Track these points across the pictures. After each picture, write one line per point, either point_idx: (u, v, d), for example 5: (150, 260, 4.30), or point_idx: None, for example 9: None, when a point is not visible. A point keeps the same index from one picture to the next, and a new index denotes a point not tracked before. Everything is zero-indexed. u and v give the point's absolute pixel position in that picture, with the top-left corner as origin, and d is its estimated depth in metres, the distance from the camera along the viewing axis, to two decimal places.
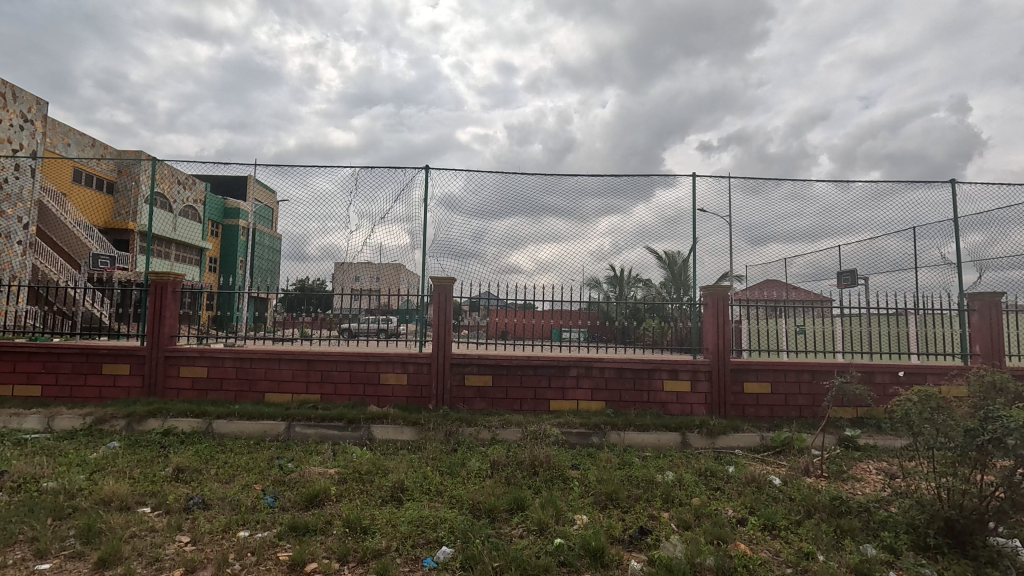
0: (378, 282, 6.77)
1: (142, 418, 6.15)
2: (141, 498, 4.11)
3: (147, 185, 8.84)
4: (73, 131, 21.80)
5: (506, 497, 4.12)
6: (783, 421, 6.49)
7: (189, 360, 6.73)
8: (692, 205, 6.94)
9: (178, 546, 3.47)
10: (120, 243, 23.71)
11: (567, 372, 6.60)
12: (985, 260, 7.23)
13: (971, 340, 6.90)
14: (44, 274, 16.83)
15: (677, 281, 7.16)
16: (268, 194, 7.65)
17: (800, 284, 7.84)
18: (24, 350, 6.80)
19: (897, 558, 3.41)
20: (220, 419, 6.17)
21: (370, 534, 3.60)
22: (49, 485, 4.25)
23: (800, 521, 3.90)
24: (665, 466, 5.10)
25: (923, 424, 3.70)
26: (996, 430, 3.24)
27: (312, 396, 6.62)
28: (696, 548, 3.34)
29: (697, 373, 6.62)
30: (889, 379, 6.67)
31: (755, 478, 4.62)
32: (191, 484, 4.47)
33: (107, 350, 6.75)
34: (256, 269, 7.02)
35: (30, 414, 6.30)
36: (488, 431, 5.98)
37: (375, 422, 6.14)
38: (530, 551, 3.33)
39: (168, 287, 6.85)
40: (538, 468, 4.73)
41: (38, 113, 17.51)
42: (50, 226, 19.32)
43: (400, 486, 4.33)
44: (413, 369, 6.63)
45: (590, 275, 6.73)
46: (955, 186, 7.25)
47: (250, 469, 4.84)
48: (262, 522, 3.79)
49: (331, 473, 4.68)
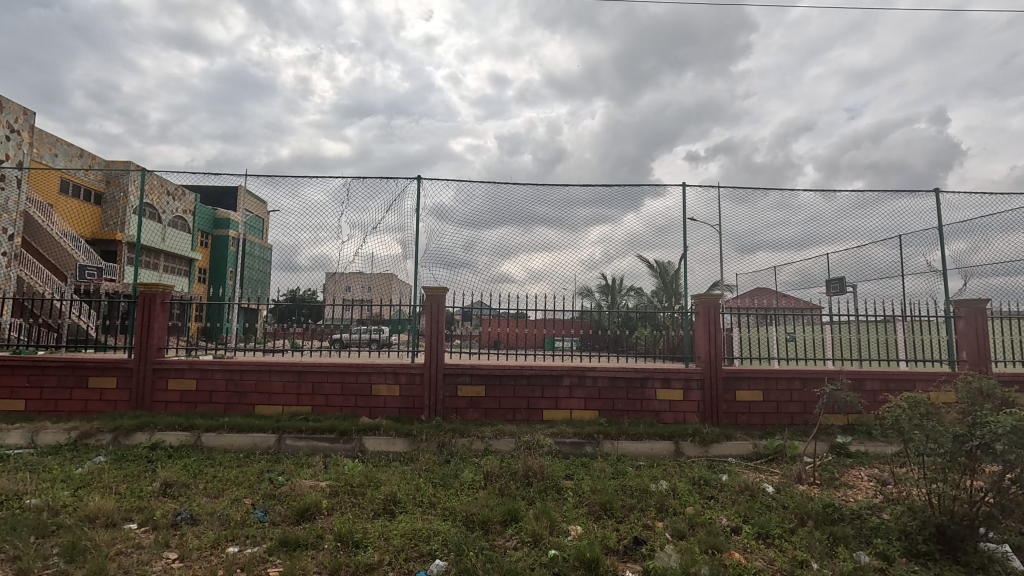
0: (370, 292, 6.73)
1: (129, 432, 6.05)
2: (128, 515, 4.04)
3: (137, 196, 8.78)
4: (60, 142, 21.60)
5: (499, 508, 4.08)
6: (776, 429, 6.52)
7: (177, 372, 6.63)
8: (683, 215, 7.06)
9: (165, 563, 3.40)
10: (109, 254, 23.49)
11: (561, 381, 6.60)
12: (971, 268, 7.35)
13: (959, 346, 6.98)
14: (30, 286, 16.65)
15: (670, 291, 7.27)
16: (258, 203, 7.46)
17: (789, 292, 7.90)
18: (8, 364, 6.66)
19: (890, 564, 3.43)
20: (209, 432, 6.08)
21: (362, 548, 3.55)
22: (32, 502, 4.15)
23: (794, 529, 3.91)
24: (659, 475, 5.10)
25: (913, 430, 3.71)
26: (984, 436, 3.31)
27: (303, 409, 6.55)
28: (691, 558, 3.33)
29: (689, 381, 6.65)
30: (879, 386, 6.72)
31: (748, 487, 4.64)
32: (180, 500, 4.39)
33: (94, 363, 6.64)
34: (246, 280, 6.95)
35: (14, 429, 6.18)
36: (481, 441, 5.98)
37: (366, 434, 6.08)
38: (524, 563, 3.31)
39: (157, 299, 6.75)
40: (532, 479, 4.71)
41: (25, 125, 17.42)
42: (36, 238, 19.12)
43: (392, 499, 4.29)
44: (405, 380, 6.59)
45: (581, 284, 6.76)
46: (939, 195, 7.40)
47: (239, 484, 4.76)
48: (250, 538, 3.73)
49: (324, 487, 4.62)
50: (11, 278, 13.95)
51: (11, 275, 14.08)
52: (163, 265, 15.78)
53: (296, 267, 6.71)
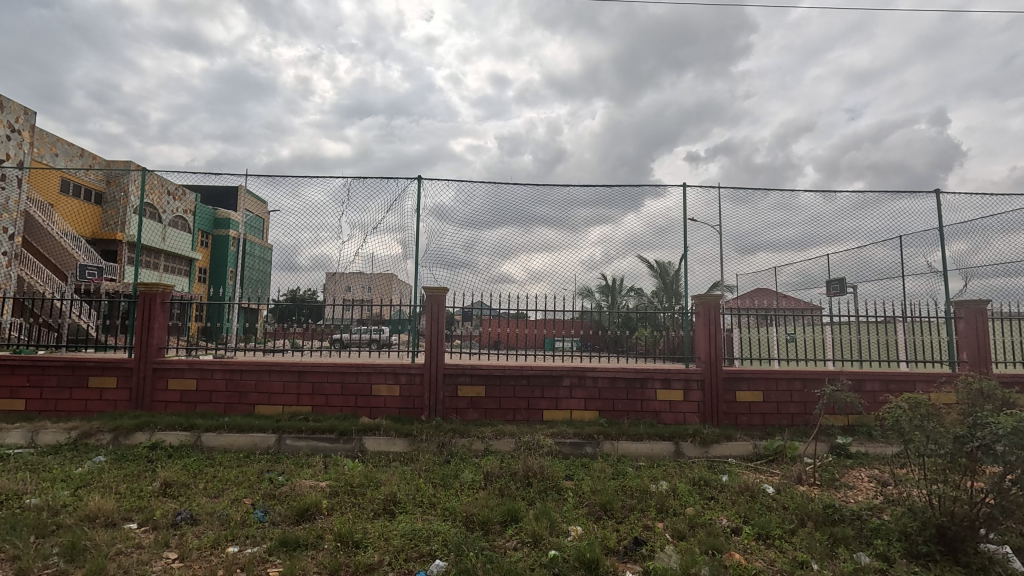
0: (370, 292, 6.73)
1: (129, 432, 6.05)
2: (127, 514, 4.04)
3: (137, 196, 8.78)
4: (61, 142, 21.60)
5: (499, 508, 4.08)
6: (776, 430, 6.52)
7: (177, 372, 6.63)
8: (684, 216, 7.05)
9: (165, 563, 3.40)
10: (109, 254, 23.49)
11: (561, 382, 6.60)
12: (971, 268, 7.35)
13: (959, 347, 6.97)
14: (30, 285, 16.65)
15: (670, 291, 7.27)
16: (258, 203, 7.46)
17: (789, 293, 7.90)
18: (8, 363, 6.66)
19: (890, 566, 3.42)
20: (209, 432, 6.08)
21: (363, 548, 3.55)
22: (31, 501, 4.14)
23: (794, 530, 3.90)
24: (659, 476, 5.10)
25: (914, 431, 3.71)
26: (984, 437, 3.30)
27: (302, 409, 6.55)
28: (691, 559, 3.32)
29: (690, 381, 6.65)
30: (879, 387, 6.72)
31: (748, 487, 4.64)
32: (180, 499, 4.39)
33: (94, 363, 6.64)
34: (246, 280, 6.95)
35: (13, 429, 6.18)
36: (481, 442, 5.98)
37: (366, 434, 6.08)
38: (524, 564, 3.31)
39: (157, 299, 6.75)
40: (532, 479, 4.71)
41: (26, 124, 17.42)
42: (36, 238, 19.12)
43: (392, 499, 4.29)
44: (405, 380, 6.58)
45: (581, 284, 6.75)
46: (940, 195, 7.40)
47: (239, 484, 4.76)
48: (250, 538, 3.73)
49: (324, 487, 4.61)
50: (11, 277, 13.95)
51: (12, 275, 14.09)
52: (163, 265, 15.77)
53: (296, 267, 6.71)
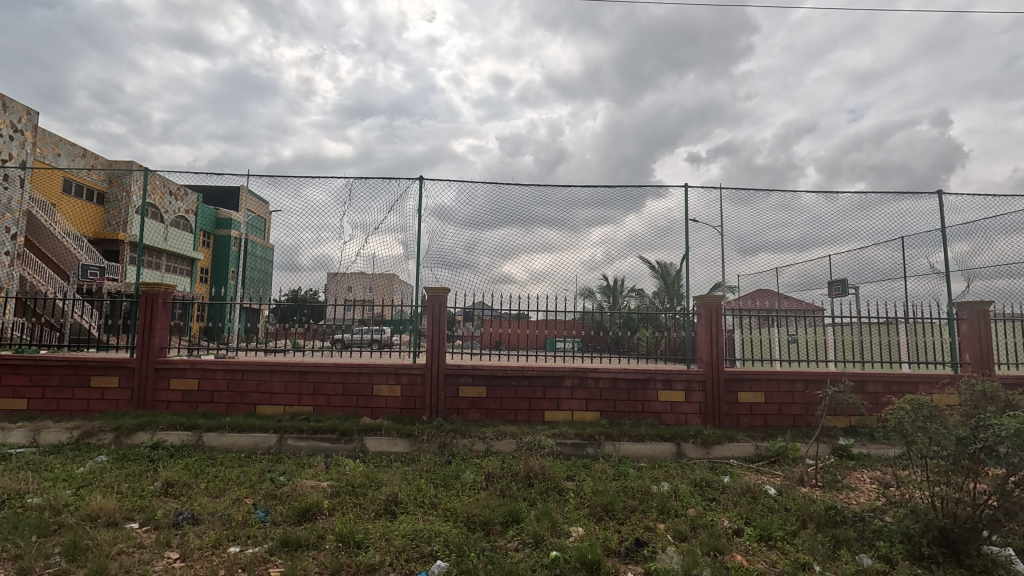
0: (371, 292, 6.73)
1: (131, 432, 6.06)
2: (129, 514, 4.04)
3: (138, 196, 8.78)
4: (63, 142, 21.64)
5: (501, 509, 4.08)
6: (777, 431, 6.50)
7: (179, 372, 6.64)
8: (686, 216, 7.03)
9: (166, 563, 3.40)
10: (111, 254, 23.53)
11: (562, 382, 6.59)
12: (973, 269, 7.33)
13: (961, 348, 6.95)
14: (31, 285, 16.68)
15: (672, 292, 7.25)
16: (259, 204, 7.45)
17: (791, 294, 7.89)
18: (10, 363, 6.68)
19: (892, 567, 3.42)
20: (210, 432, 6.09)
21: (364, 549, 3.54)
22: (33, 501, 4.15)
23: (796, 531, 3.89)
24: (661, 476, 5.09)
25: (916, 432, 3.71)
26: (987, 438, 3.29)
27: (304, 409, 6.55)
28: (693, 560, 3.31)
29: (691, 382, 6.64)
30: (881, 388, 6.70)
31: (750, 489, 4.62)
32: (181, 499, 4.39)
33: (96, 363, 6.66)
34: (247, 280, 6.96)
35: (15, 428, 6.19)
36: (482, 442, 5.98)
37: (367, 434, 6.07)
38: (526, 565, 3.30)
39: (159, 299, 6.76)
40: (532, 480, 4.70)
41: (28, 124, 17.47)
42: (39, 238, 19.16)
43: (394, 499, 4.29)
44: (407, 380, 6.58)
45: (582, 284, 6.75)
46: (942, 196, 7.38)
47: (240, 484, 4.76)
48: (252, 538, 3.73)
49: (324, 487, 4.61)
50: (13, 277, 13.97)
51: (14, 275, 14.11)
52: (165, 265, 15.78)
53: (297, 267, 6.72)
